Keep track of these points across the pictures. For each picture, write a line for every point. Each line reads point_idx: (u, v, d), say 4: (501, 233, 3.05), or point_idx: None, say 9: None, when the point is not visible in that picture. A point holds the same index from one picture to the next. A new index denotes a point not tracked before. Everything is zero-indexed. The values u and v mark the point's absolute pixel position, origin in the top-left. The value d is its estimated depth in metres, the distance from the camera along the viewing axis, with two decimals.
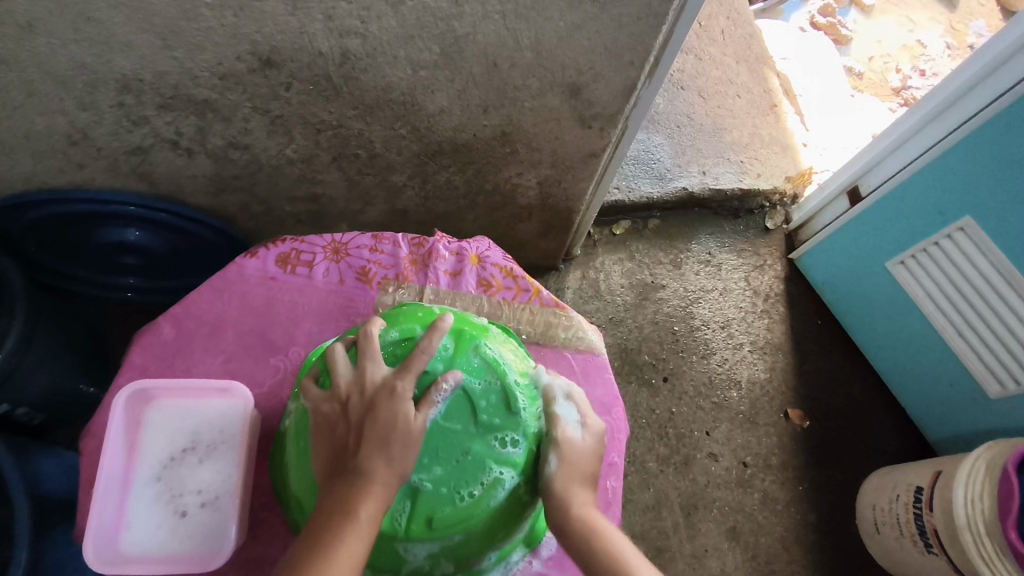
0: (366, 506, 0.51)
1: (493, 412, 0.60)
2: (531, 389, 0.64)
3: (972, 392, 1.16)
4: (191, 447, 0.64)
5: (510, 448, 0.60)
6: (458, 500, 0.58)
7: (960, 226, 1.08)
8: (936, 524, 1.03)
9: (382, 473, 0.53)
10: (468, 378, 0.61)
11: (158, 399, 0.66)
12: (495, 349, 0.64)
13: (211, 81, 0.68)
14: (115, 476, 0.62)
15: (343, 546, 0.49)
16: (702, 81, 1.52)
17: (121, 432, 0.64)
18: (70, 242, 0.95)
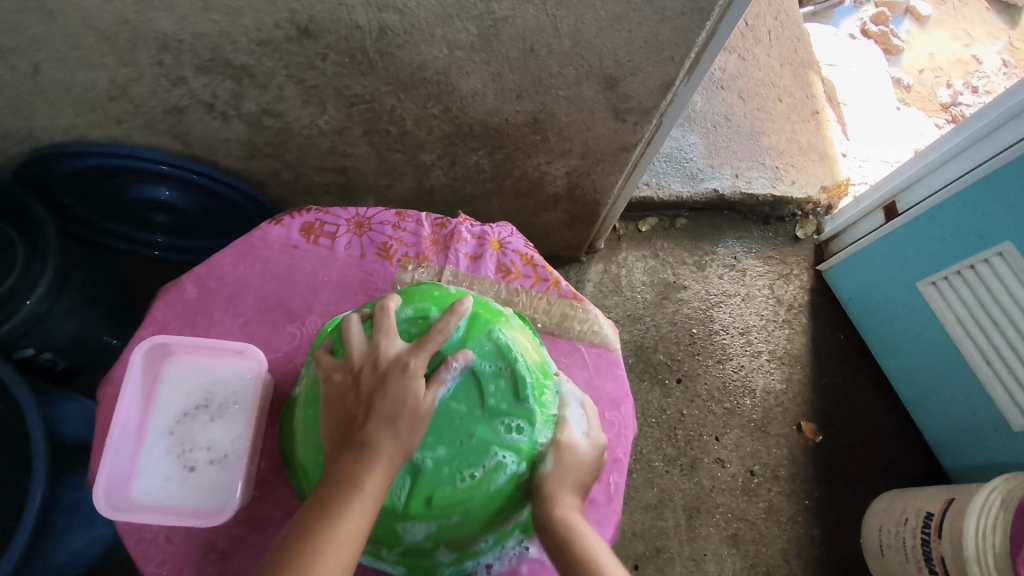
0: (374, 478, 0.52)
1: (500, 397, 0.61)
2: (541, 377, 0.64)
3: (994, 423, 1.13)
4: (205, 404, 0.66)
5: (515, 434, 0.60)
6: (458, 480, 0.58)
7: (998, 251, 1.05)
8: (943, 552, 1.01)
9: (390, 445, 0.53)
10: (479, 361, 0.61)
11: (177, 354, 0.67)
12: (508, 336, 0.64)
13: (249, 47, 0.69)
14: (130, 426, 0.64)
15: (350, 517, 0.49)
16: (743, 82, 1.48)
17: (140, 384, 0.65)
18: (105, 196, 0.97)
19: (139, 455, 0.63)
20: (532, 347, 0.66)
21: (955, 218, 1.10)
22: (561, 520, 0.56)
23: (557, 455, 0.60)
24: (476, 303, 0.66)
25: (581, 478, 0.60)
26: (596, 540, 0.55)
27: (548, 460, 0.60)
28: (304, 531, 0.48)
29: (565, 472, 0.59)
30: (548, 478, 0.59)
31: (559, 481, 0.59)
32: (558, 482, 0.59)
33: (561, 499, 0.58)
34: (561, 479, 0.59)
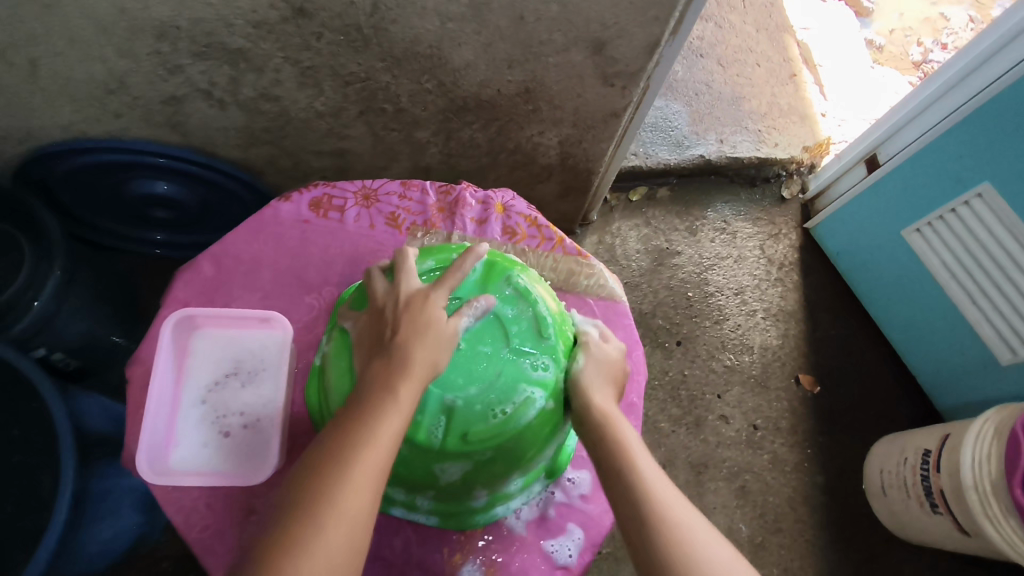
0: (408, 389, 0.55)
1: (524, 337, 0.65)
2: (561, 319, 0.68)
3: (982, 360, 1.17)
4: (234, 372, 0.69)
5: (541, 371, 0.63)
6: (491, 417, 0.60)
7: (978, 192, 1.08)
8: (942, 485, 1.06)
9: (422, 361, 0.56)
10: (502, 305, 0.66)
11: (202, 327, 0.70)
12: (525, 279, 0.68)
13: (245, 30, 0.70)
14: (165, 397, 0.67)
15: (387, 424, 0.52)
16: (721, 49, 1.52)
17: (170, 357, 0.68)
18: (105, 195, 0.99)
19: (175, 425, 0.66)
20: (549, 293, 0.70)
21: (935, 163, 1.14)
22: (594, 408, 0.61)
23: (590, 356, 0.66)
24: (491, 253, 0.70)
25: (612, 375, 0.66)
26: (627, 425, 0.61)
27: (580, 357, 0.66)
28: (345, 435, 0.52)
29: (598, 371, 0.65)
30: (582, 372, 0.64)
31: (592, 375, 0.64)
32: (592, 376, 0.64)
33: (595, 392, 0.63)
34: (594, 375, 0.64)
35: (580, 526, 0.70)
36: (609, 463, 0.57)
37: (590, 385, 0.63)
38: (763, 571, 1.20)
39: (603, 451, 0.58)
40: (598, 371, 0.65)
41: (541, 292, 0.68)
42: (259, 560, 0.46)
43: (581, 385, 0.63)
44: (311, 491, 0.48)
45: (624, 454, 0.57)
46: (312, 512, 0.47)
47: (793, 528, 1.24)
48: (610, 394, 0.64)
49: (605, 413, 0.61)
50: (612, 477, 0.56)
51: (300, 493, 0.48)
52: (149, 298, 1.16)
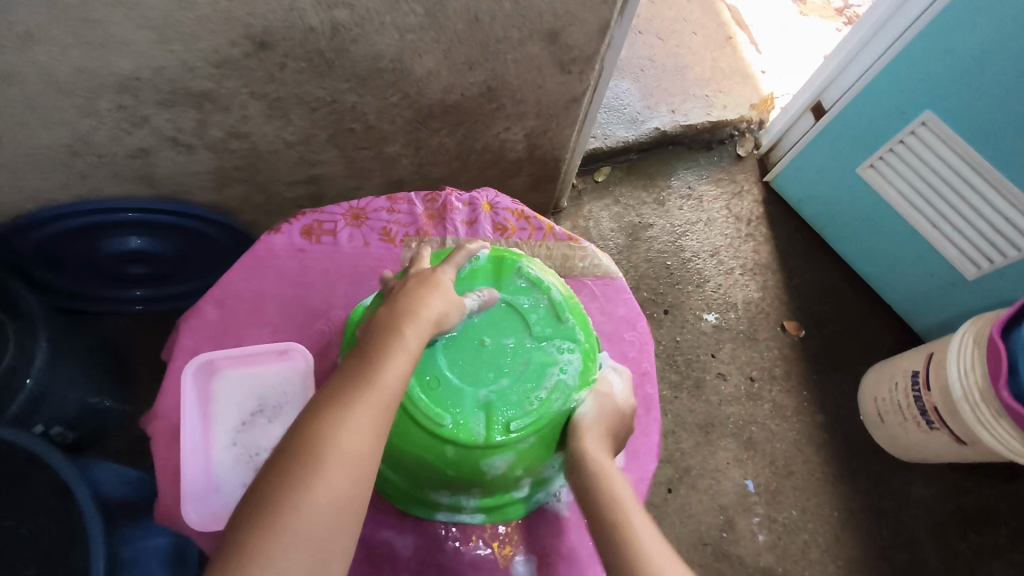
0: (412, 336, 0.60)
1: (544, 323, 0.71)
2: (573, 301, 0.75)
3: (951, 278, 1.24)
4: (261, 409, 0.70)
5: (566, 352, 0.70)
6: (528, 404, 0.66)
7: (922, 121, 1.14)
8: (935, 402, 1.12)
9: (429, 312, 0.63)
10: (517, 297, 0.73)
11: (221, 371, 0.71)
12: (535, 270, 0.75)
13: (208, 71, 0.70)
14: (198, 445, 0.68)
15: (391, 365, 0.57)
16: (658, 23, 1.57)
17: (194, 405, 0.69)
18: (78, 260, 0.97)
19: (212, 470, 0.67)
20: (556, 277, 0.77)
21: (880, 98, 1.19)
22: (591, 457, 0.63)
23: (596, 398, 0.68)
24: (492, 250, 0.76)
25: (611, 421, 0.67)
26: (620, 478, 0.61)
27: (587, 401, 0.67)
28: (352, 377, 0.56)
29: (599, 416, 0.67)
30: (585, 416, 0.66)
31: (593, 420, 0.66)
32: (592, 423, 0.66)
33: (594, 440, 0.65)
34: (592, 421, 0.66)
35: None
36: (599, 516, 0.58)
37: (589, 431, 0.65)
38: (783, 515, 1.24)
39: (595, 503, 0.59)
40: (600, 422, 0.67)
41: (550, 280, 0.75)
42: (265, 491, 0.48)
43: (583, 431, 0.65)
44: (316, 425, 0.52)
45: (615, 508, 0.58)
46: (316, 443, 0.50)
47: (804, 469, 1.28)
48: (605, 446, 0.65)
49: (598, 464, 0.62)
50: (602, 527, 0.57)
51: (307, 428, 0.52)
52: (136, 357, 1.14)
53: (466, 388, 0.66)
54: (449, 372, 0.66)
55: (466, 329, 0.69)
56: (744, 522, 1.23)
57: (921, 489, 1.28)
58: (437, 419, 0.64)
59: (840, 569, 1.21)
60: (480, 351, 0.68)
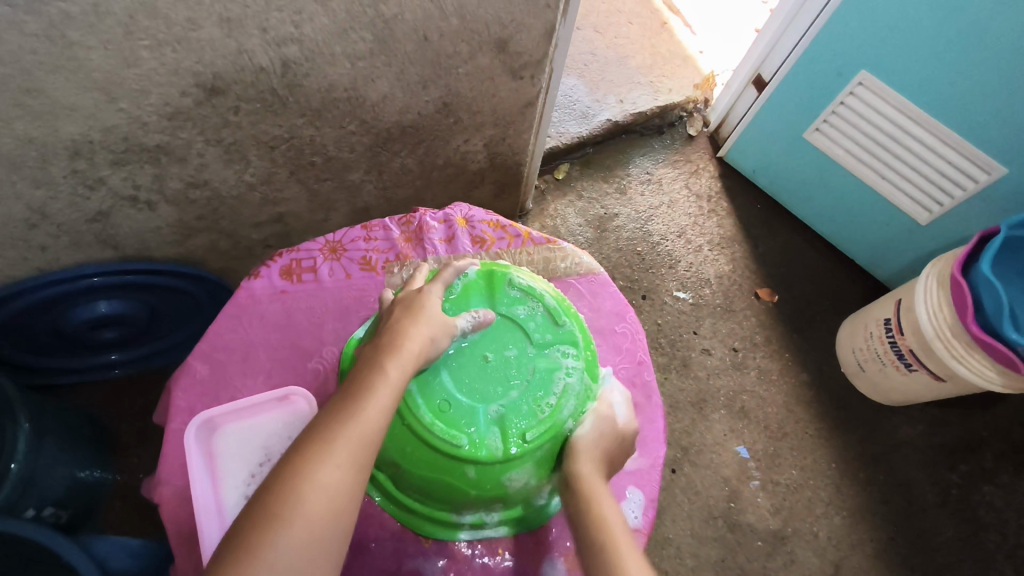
0: (396, 366, 0.60)
1: (543, 330, 0.73)
2: (565, 303, 0.76)
3: (906, 225, 1.29)
4: (268, 458, 0.69)
5: (568, 356, 0.72)
6: (539, 413, 0.68)
7: (859, 81, 1.19)
8: (909, 345, 1.16)
9: (414, 341, 0.63)
10: (513, 308, 0.74)
11: (222, 426, 0.70)
12: (524, 279, 0.76)
13: (160, 124, 0.69)
14: (209, 504, 0.66)
15: (373, 398, 0.57)
16: (594, 18, 1.61)
17: (200, 464, 0.68)
18: (45, 334, 0.93)
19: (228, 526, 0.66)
20: (545, 282, 0.78)
21: (817, 63, 1.23)
22: (584, 479, 0.64)
23: (595, 419, 0.69)
24: (480, 265, 0.77)
25: (608, 446, 0.69)
26: (610, 502, 0.63)
27: (587, 422, 0.69)
28: (334, 410, 0.56)
29: (597, 440, 0.68)
30: (584, 438, 0.68)
31: (591, 443, 0.67)
32: (591, 445, 0.67)
33: (589, 460, 0.66)
34: (590, 445, 0.67)
35: (639, 488, 0.76)
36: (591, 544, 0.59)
37: (587, 455, 0.66)
38: (784, 476, 1.27)
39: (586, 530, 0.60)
40: (597, 442, 0.68)
41: (541, 287, 0.76)
42: (240, 529, 0.48)
43: (578, 452, 0.66)
44: (294, 460, 0.51)
45: (605, 537, 0.59)
46: (295, 479, 0.50)
47: (797, 429, 1.32)
48: (601, 470, 0.66)
49: (594, 485, 0.63)
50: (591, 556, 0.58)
51: (286, 463, 0.52)
52: (119, 423, 1.10)
53: (478, 405, 0.67)
54: (458, 393, 0.67)
55: (467, 348, 0.70)
56: (748, 490, 1.26)
57: (908, 430, 1.33)
58: (454, 442, 0.65)
59: (845, 519, 1.25)
60: (486, 368, 0.69)
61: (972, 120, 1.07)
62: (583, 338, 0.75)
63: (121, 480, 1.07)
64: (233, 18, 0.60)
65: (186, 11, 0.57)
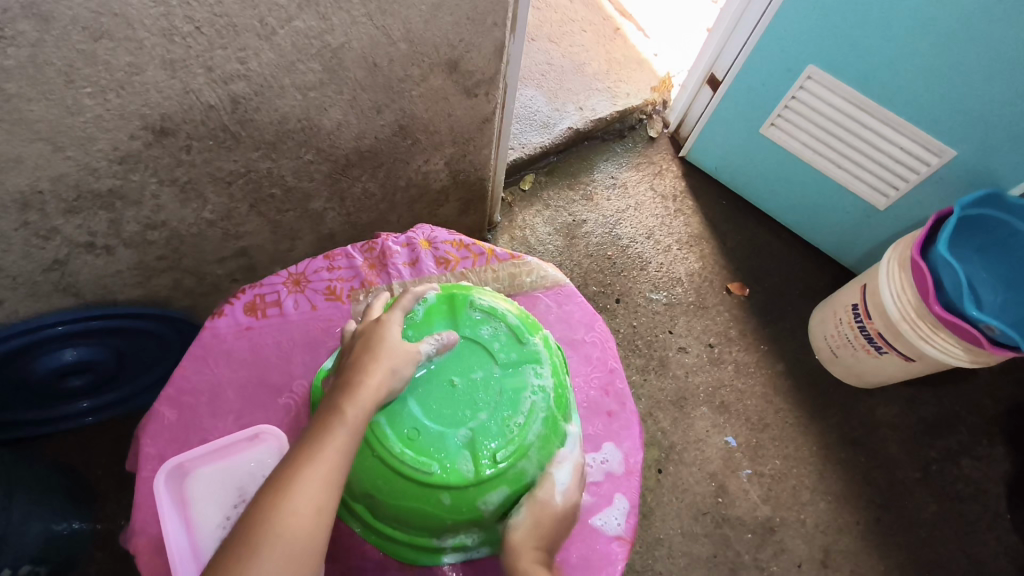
0: (353, 407, 0.60)
1: (508, 349, 0.73)
2: (529, 321, 0.77)
3: (866, 212, 1.32)
4: (242, 500, 0.69)
5: (535, 373, 0.72)
6: (508, 431, 0.68)
7: (807, 76, 1.22)
8: (878, 328, 1.19)
9: (373, 378, 0.63)
10: (477, 329, 0.74)
11: (193, 470, 0.70)
12: (486, 300, 0.77)
13: (111, 169, 0.68)
14: (185, 552, 0.66)
15: (333, 440, 0.57)
16: (548, 28, 1.62)
17: (173, 513, 0.67)
18: (9, 387, 0.91)
19: None
20: (506, 301, 0.79)
21: (767, 60, 1.26)
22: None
23: (533, 508, 0.67)
24: (440, 288, 0.78)
25: (545, 535, 0.66)
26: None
27: (522, 512, 0.66)
28: (292, 457, 0.56)
29: (533, 531, 0.66)
30: (517, 530, 0.65)
31: (527, 535, 0.65)
32: (524, 536, 0.65)
33: (521, 552, 0.64)
34: (526, 537, 0.65)
35: (625, 496, 0.77)
36: None
37: (524, 549, 0.64)
38: (768, 467, 1.29)
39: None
40: (534, 531, 0.66)
41: (504, 307, 0.77)
42: None
43: (512, 544, 0.65)
44: (252, 513, 0.52)
45: None
46: (254, 533, 0.50)
47: (778, 419, 1.34)
48: (542, 562, 0.64)
49: None
50: None
51: (246, 516, 0.52)
52: (94, 472, 1.08)
53: (447, 430, 0.67)
54: (427, 420, 0.68)
55: (431, 372, 0.70)
56: (735, 483, 1.27)
57: (884, 410, 1.36)
58: (424, 470, 0.65)
59: (831, 504, 1.27)
60: (451, 391, 0.69)
61: (920, 105, 1.10)
62: (547, 352, 0.75)
63: (102, 528, 1.05)
64: (176, 59, 0.60)
65: (127, 56, 0.57)
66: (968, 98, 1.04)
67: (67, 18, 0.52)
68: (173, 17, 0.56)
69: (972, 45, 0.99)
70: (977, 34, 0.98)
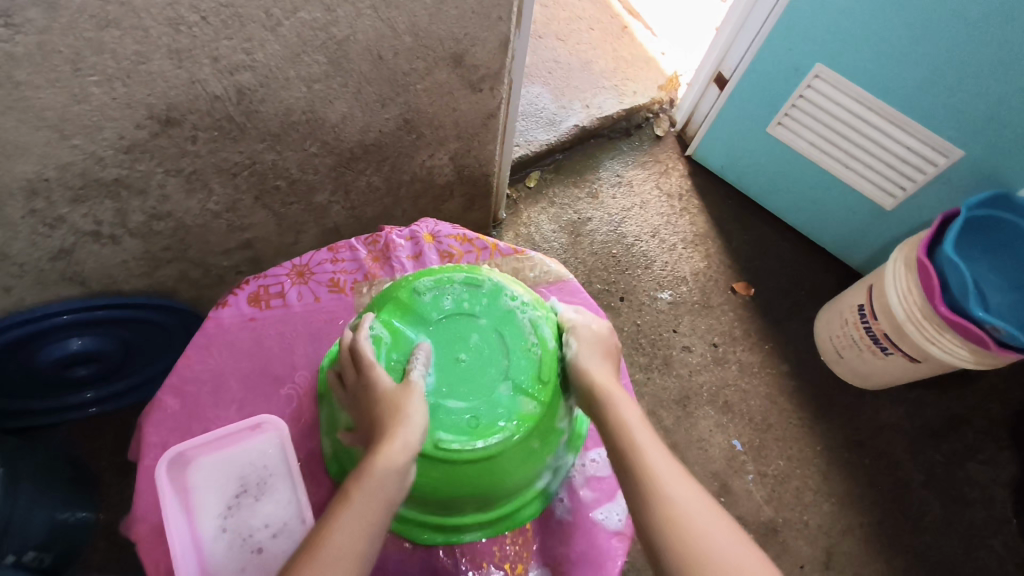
0: (359, 490, 0.58)
1: (476, 301, 0.76)
2: (467, 268, 0.79)
3: (872, 212, 1.31)
4: (244, 489, 0.70)
5: (512, 297, 0.77)
6: (532, 349, 0.74)
7: (815, 75, 1.21)
8: (884, 329, 1.18)
9: (383, 456, 0.60)
10: (442, 304, 0.75)
11: (194, 459, 0.70)
12: (426, 278, 0.77)
13: (117, 158, 0.69)
14: (187, 540, 0.66)
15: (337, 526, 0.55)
16: (555, 26, 1.62)
17: (174, 501, 0.68)
18: (14, 375, 0.92)
19: (207, 561, 0.66)
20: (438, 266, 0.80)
21: (775, 59, 1.25)
22: (595, 381, 0.71)
23: (579, 340, 0.75)
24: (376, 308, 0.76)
25: (602, 354, 0.75)
26: (621, 396, 0.70)
27: (573, 344, 0.75)
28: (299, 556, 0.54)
29: (590, 350, 0.74)
30: (577, 354, 0.74)
31: (588, 354, 0.74)
32: (586, 354, 0.74)
33: (590, 366, 0.73)
34: (587, 355, 0.74)
35: None
36: (612, 431, 0.66)
37: (588, 364, 0.73)
38: (772, 467, 1.28)
39: (604, 425, 0.68)
40: (589, 346, 0.75)
41: (438, 272, 0.78)
42: None
43: (577, 365, 0.73)
44: None
45: (625, 430, 0.66)
46: None
47: (781, 419, 1.33)
48: (606, 369, 0.73)
49: (602, 386, 0.71)
50: (618, 445, 0.65)
51: None
52: (98, 462, 1.09)
53: (490, 393, 0.71)
54: (460, 403, 0.70)
55: (434, 380, 0.71)
56: (738, 483, 1.26)
57: (889, 413, 1.35)
58: (506, 440, 0.68)
59: (834, 505, 1.26)
60: (464, 371, 0.72)
61: (927, 105, 1.09)
62: (508, 281, 0.79)
63: (105, 518, 1.06)
64: (182, 48, 0.60)
65: (133, 45, 0.58)
66: (977, 98, 1.03)
67: (75, 6, 0.52)
68: (179, 6, 0.56)
69: (981, 44, 0.98)
70: (986, 34, 0.97)
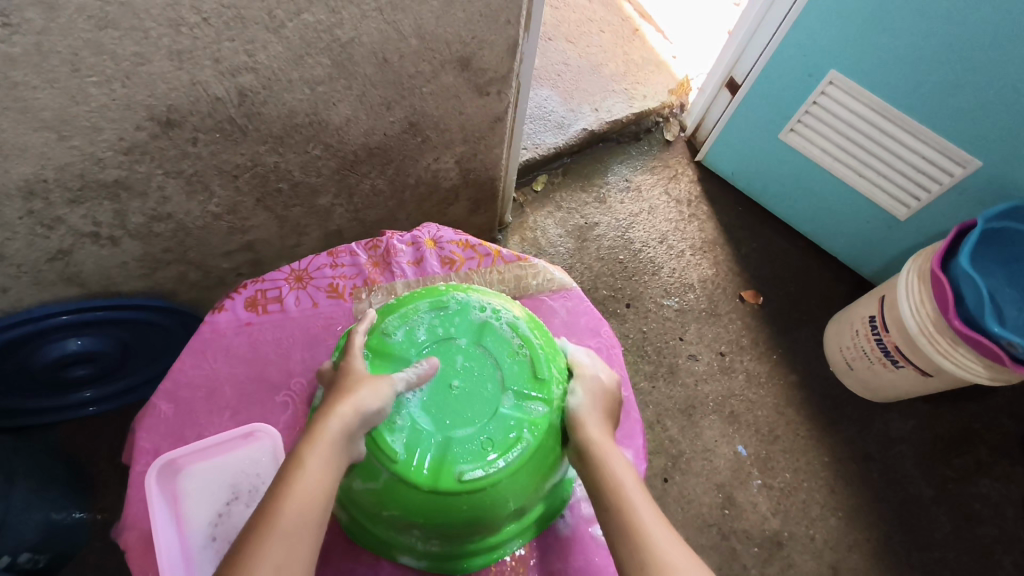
0: (318, 441, 0.57)
1: (446, 324, 0.73)
2: (429, 291, 0.76)
3: (886, 222, 1.29)
4: (235, 498, 0.68)
5: (482, 310, 0.74)
6: (520, 353, 0.72)
7: (829, 81, 1.19)
8: (895, 341, 1.15)
9: (335, 419, 0.59)
10: (414, 333, 0.72)
11: (186, 466, 0.69)
12: (389, 318, 0.73)
13: (116, 160, 0.67)
14: (176, 550, 0.65)
15: (304, 475, 0.54)
16: (565, 28, 1.61)
17: (165, 508, 0.67)
18: (14, 375, 0.91)
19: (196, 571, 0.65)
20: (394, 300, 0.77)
21: (787, 65, 1.23)
22: (590, 439, 0.65)
23: (585, 387, 0.70)
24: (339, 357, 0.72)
25: (603, 409, 0.69)
26: (616, 458, 0.63)
27: (576, 392, 0.69)
28: (257, 513, 0.51)
29: (592, 403, 0.69)
30: (578, 407, 0.68)
31: (589, 409, 0.68)
32: (588, 410, 0.68)
33: (588, 422, 0.67)
34: (589, 411, 0.68)
35: None
36: (605, 496, 0.60)
37: (589, 420, 0.67)
38: (778, 479, 1.26)
39: (595, 484, 0.61)
40: (591, 399, 0.69)
41: (399, 306, 0.74)
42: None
43: (576, 419, 0.67)
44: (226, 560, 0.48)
45: (620, 494, 0.59)
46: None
47: (788, 431, 1.31)
48: (604, 427, 0.67)
49: (600, 445, 0.64)
50: (611, 509, 0.58)
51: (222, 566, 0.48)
52: (96, 461, 1.08)
53: (490, 408, 0.68)
54: (462, 428, 0.67)
55: (430, 418, 0.67)
56: (744, 494, 1.24)
57: (899, 426, 1.32)
58: (523, 452, 0.66)
59: (842, 520, 1.24)
60: (460, 399, 0.68)
61: (944, 114, 1.07)
62: (472, 297, 0.76)
63: (103, 519, 1.05)
64: (183, 50, 0.59)
65: (132, 46, 0.56)
66: (995, 107, 1.01)
67: (73, 6, 0.51)
68: (180, 7, 0.55)
69: (1000, 53, 0.96)
70: (1005, 43, 0.94)
